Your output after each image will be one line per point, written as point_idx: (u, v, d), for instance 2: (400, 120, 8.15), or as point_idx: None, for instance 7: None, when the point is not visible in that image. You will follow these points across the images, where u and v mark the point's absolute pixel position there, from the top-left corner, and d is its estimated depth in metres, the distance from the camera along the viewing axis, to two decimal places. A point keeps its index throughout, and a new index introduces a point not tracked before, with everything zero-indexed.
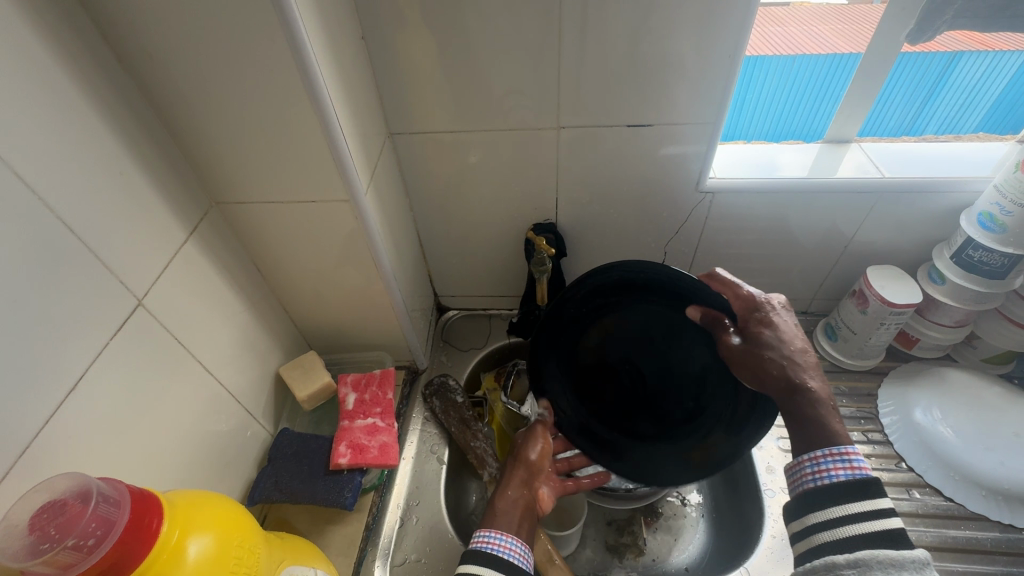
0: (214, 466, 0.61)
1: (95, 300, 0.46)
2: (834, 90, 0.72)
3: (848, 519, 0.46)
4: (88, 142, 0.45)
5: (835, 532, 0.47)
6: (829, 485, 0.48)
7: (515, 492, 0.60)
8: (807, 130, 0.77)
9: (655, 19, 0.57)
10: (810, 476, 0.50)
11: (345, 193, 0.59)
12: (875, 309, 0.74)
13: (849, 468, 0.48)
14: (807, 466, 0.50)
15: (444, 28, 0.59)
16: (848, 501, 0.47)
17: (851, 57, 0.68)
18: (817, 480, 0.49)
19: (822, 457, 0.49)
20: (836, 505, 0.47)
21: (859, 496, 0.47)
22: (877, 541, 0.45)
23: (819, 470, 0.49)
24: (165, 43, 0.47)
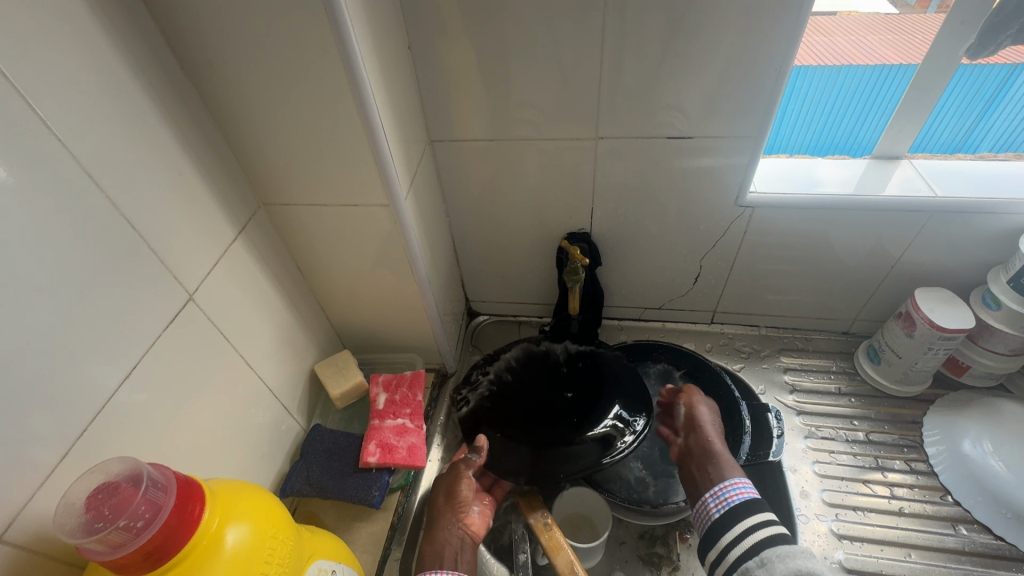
0: (250, 458, 0.63)
1: (150, 294, 0.49)
2: (889, 104, 0.69)
3: (748, 532, 0.58)
4: (151, 145, 0.48)
5: (744, 545, 0.57)
6: (730, 508, 0.60)
7: (448, 529, 0.63)
8: (853, 142, 0.75)
9: (699, 31, 0.57)
10: (713, 508, 0.62)
11: (385, 198, 0.60)
12: (923, 333, 0.71)
13: (741, 492, 0.61)
14: (710, 501, 0.62)
15: (487, 38, 0.61)
16: (743, 516, 0.59)
17: (902, 68, 0.65)
18: (720, 509, 0.61)
19: (720, 491, 0.62)
20: (736, 522, 0.59)
21: (748, 508, 0.60)
22: (773, 542, 0.56)
23: (719, 501, 0.62)
24: (225, 54, 0.49)
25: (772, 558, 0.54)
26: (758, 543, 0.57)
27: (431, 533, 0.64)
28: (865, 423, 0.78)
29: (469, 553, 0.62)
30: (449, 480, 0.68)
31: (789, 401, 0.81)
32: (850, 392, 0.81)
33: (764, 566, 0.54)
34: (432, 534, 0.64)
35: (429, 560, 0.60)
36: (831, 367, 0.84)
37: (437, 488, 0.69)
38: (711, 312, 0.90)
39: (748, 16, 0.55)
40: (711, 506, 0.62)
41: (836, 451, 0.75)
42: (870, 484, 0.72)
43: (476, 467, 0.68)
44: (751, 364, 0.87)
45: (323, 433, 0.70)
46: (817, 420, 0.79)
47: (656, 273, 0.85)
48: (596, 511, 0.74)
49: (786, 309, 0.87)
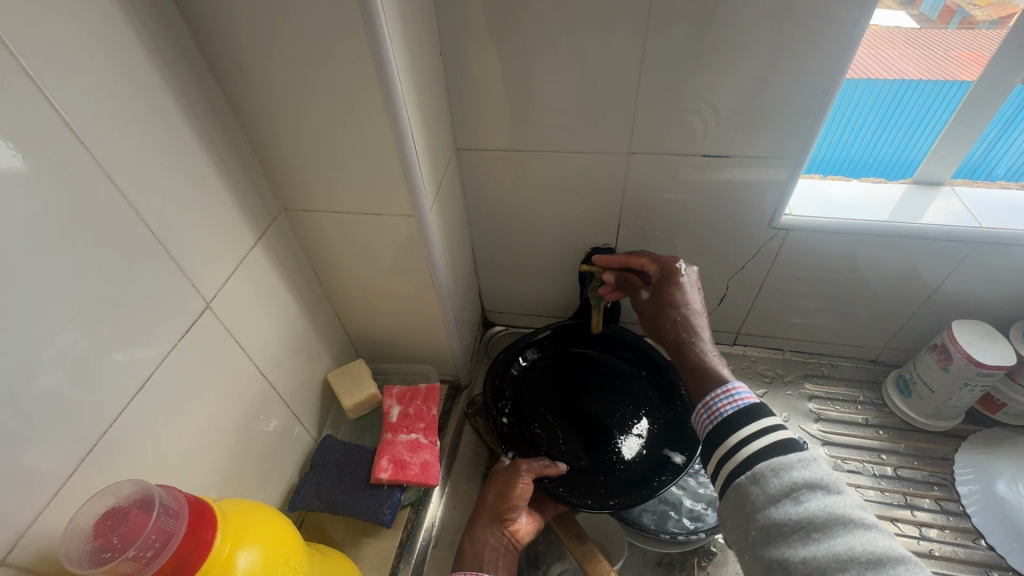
0: (259, 468, 0.62)
1: (166, 303, 0.47)
2: (924, 121, 0.66)
3: (743, 442, 0.48)
4: (175, 150, 0.47)
5: (738, 460, 0.47)
6: (723, 418, 0.50)
7: (485, 529, 0.64)
8: (869, 159, 0.72)
9: (742, 50, 0.55)
10: (705, 421, 0.52)
11: (410, 209, 0.59)
12: (959, 367, 0.68)
13: (734, 403, 0.51)
14: (702, 412, 0.53)
15: (522, 49, 0.59)
16: (737, 426, 0.49)
17: (927, 83, 0.62)
18: (713, 422, 0.51)
19: (710, 400, 0.52)
20: (730, 434, 0.49)
21: (741, 420, 0.49)
22: (769, 453, 0.46)
23: (711, 412, 0.52)
24: (255, 58, 0.48)
25: (780, 466, 0.45)
26: (755, 454, 0.47)
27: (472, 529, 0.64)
28: (894, 457, 0.75)
29: (508, 558, 0.63)
30: (507, 480, 0.67)
31: (814, 430, 0.79)
32: (878, 424, 0.78)
33: (758, 484, 0.45)
34: (471, 529, 0.64)
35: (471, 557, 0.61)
36: (858, 397, 0.81)
37: (490, 481, 0.69)
38: (734, 333, 0.87)
39: (794, 35, 0.53)
40: (702, 416, 0.53)
41: (863, 486, 0.72)
42: (898, 522, 0.69)
43: (534, 471, 0.67)
44: (774, 389, 0.84)
45: (335, 445, 0.68)
46: (842, 451, 0.76)
47: None
48: (609, 536, 0.74)
49: (811, 333, 0.84)
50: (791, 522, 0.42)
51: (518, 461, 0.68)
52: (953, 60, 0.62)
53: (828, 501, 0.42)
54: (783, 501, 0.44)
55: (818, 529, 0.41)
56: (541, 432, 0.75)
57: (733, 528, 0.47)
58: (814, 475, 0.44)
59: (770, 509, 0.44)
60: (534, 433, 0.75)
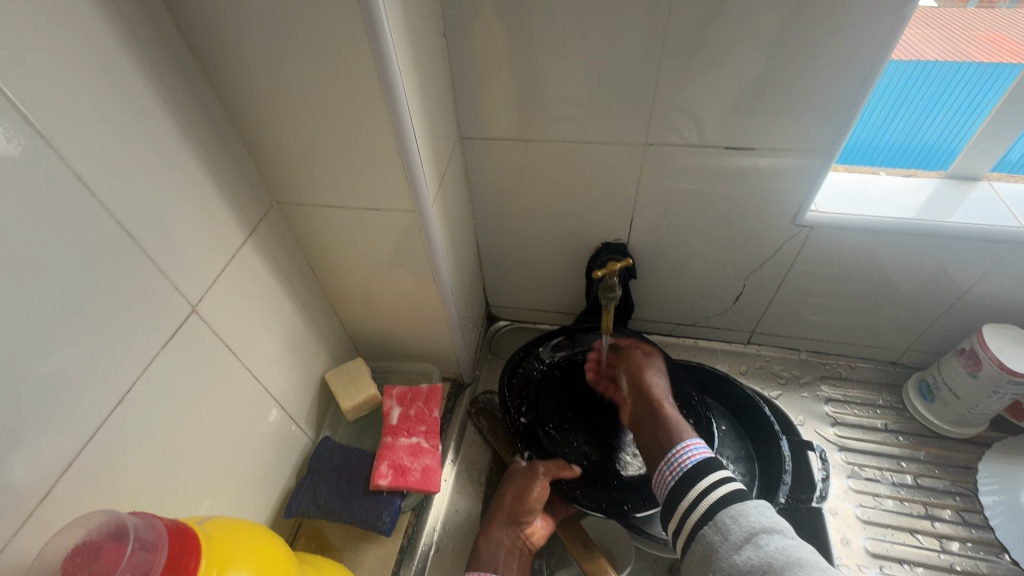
0: (254, 474, 0.59)
1: (149, 309, 0.44)
2: (935, 105, 0.61)
3: (705, 501, 0.56)
4: (156, 142, 0.43)
5: (699, 513, 0.56)
6: (682, 474, 0.59)
7: (501, 530, 0.64)
8: (880, 143, 0.66)
9: (774, 35, 0.50)
10: (668, 477, 0.60)
11: (411, 204, 0.55)
12: (989, 374, 0.65)
13: (693, 456, 0.59)
14: (664, 470, 0.60)
15: (532, 29, 0.54)
16: (697, 480, 0.58)
17: (943, 65, 0.57)
18: (675, 476, 0.59)
19: (664, 466, 0.60)
20: (693, 487, 0.57)
21: (701, 471, 0.58)
22: (727, 509, 0.55)
23: (670, 470, 0.60)
24: (240, 39, 0.44)
25: (736, 517, 0.54)
26: (715, 504, 0.55)
27: (486, 528, 0.65)
28: (914, 465, 0.72)
29: (521, 560, 0.63)
30: (524, 483, 0.66)
31: (830, 434, 0.76)
32: (898, 430, 0.75)
33: (720, 533, 0.54)
34: (487, 528, 0.65)
35: (486, 559, 0.62)
36: (877, 401, 0.78)
37: (507, 480, 0.68)
38: (748, 332, 0.84)
39: (832, 17, 0.48)
40: (664, 472, 0.60)
41: (881, 495, 0.69)
42: (918, 534, 0.66)
43: (551, 475, 0.66)
44: (789, 391, 0.81)
45: (332, 449, 0.65)
46: (860, 458, 0.73)
47: (694, 289, 0.79)
48: (613, 539, 0.71)
49: (830, 334, 0.80)
50: (753, 569, 0.50)
51: (538, 466, 0.67)
52: (971, 41, 0.57)
53: (783, 544, 0.50)
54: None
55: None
56: (557, 432, 0.72)
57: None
58: (768, 523, 0.52)
59: (733, 557, 0.52)
60: (550, 433, 0.72)
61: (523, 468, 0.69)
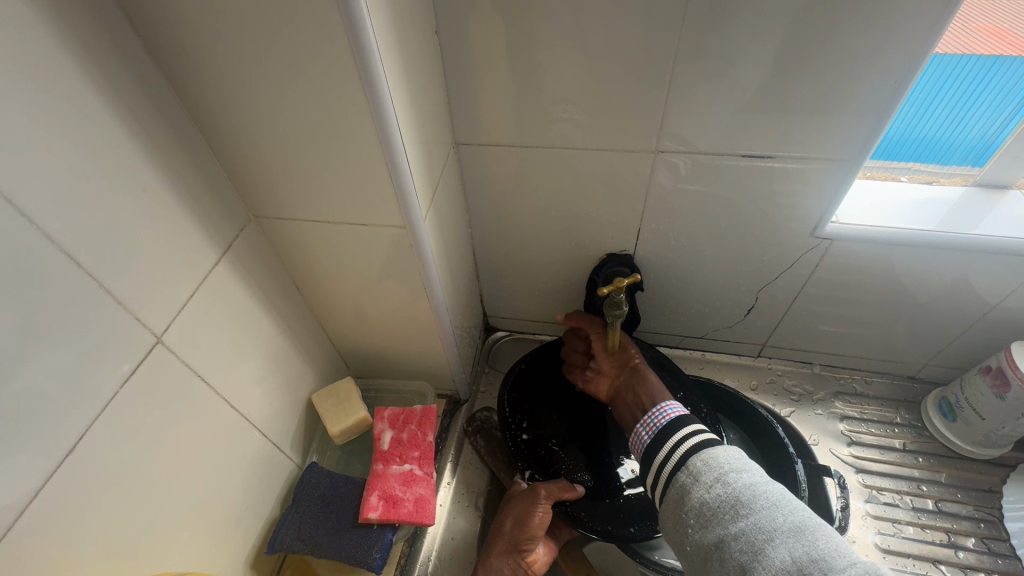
0: (234, 509, 0.55)
1: (107, 343, 0.40)
2: (932, 101, 0.56)
3: (677, 447, 0.52)
4: (111, 157, 0.38)
5: (673, 461, 0.51)
6: (657, 429, 0.55)
7: (501, 559, 0.60)
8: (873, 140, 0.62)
9: (799, 34, 0.46)
10: (644, 437, 0.56)
11: (401, 219, 0.51)
12: (1017, 397, 0.61)
13: (666, 415, 0.56)
14: (641, 434, 0.57)
15: (533, 28, 0.49)
16: (670, 431, 0.54)
17: (940, 58, 0.52)
18: (651, 435, 0.55)
19: (647, 419, 0.57)
20: (665, 438, 0.53)
21: (676, 425, 0.54)
22: (698, 453, 0.50)
23: (647, 427, 0.56)
24: (205, 41, 0.39)
25: (711, 456, 0.49)
26: (689, 452, 0.51)
27: (485, 556, 0.61)
28: (934, 488, 0.68)
29: None
30: (524, 507, 0.61)
31: (846, 455, 0.72)
32: (917, 450, 0.71)
33: (691, 475, 0.49)
34: (487, 556, 0.61)
35: None
36: (894, 419, 0.74)
37: (509, 502, 0.64)
38: (759, 345, 0.80)
39: (864, 15, 0.44)
40: (641, 435, 0.57)
41: (901, 521, 0.66)
42: (941, 564, 0.63)
43: (550, 493, 0.61)
44: (802, 408, 0.77)
45: (319, 477, 0.61)
46: (877, 481, 0.69)
47: (702, 302, 0.75)
48: (619, 565, 0.68)
49: (845, 348, 0.77)
50: (723, 504, 0.46)
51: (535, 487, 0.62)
52: (972, 33, 0.51)
53: (753, 481, 0.47)
54: (762, 569, 0.41)
55: (768, 532, 0.42)
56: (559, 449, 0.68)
57: (671, 529, 0.50)
58: (733, 458, 0.49)
59: (702, 494, 0.48)
60: (552, 449, 0.68)
61: (526, 490, 0.63)
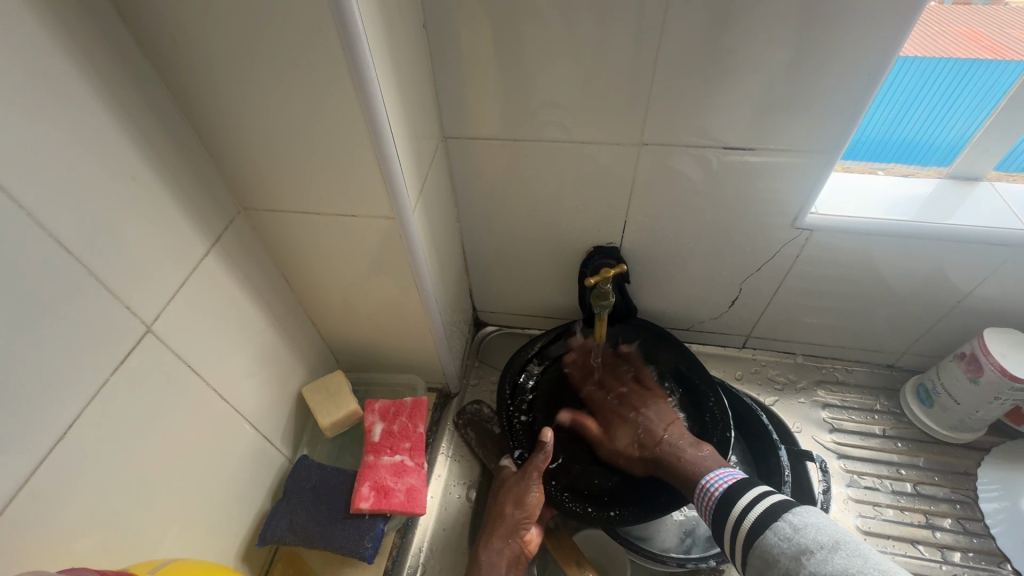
0: (224, 501, 0.55)
1: (96, 332, 0.40)
2: (913, 101, 0.59)
3: (746, 514, 0.53)
4: (99, 146, 0.38)
5: (745, 528, 0.53)
6: (719, 497, 0.56)
7: (502, 541, 0.60)
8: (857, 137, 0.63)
9: (778, 28, 0.47)
10: (706, 505, 0.57)
11: (390, 210, 0.51)
12: (990, 381, 0.63)
13: (724, 482, 0.57)
14: (701, 497, 0.58)
15: (519, 22, 0.50)
16: (735, 498, 0.55)
17: (918, 61, 0.55)
18: (711, 504, 0.57)
19: (704, 485, 0.58)
20: (732, 506, 0.55)
21: (738, 490, 0.56)
22: (768, 521, 0.52)
23: (707, 494, 0.57)
24: (193, 32, 0.39)
25: (782, 524, 0.50)
26: (759, 520, 0.52)
27: (484, 537, 0.61)
28: (913, 472, 0.70)
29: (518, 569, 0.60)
30: (518, 488, 0.63)
31: (828, 441, 0.74)
32: (896, 436, 0.73)
33: (767, 542, 0.51)
34: (487, 539, 0.61)
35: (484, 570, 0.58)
36: (874, 406, 0.76)
37: (505, 487, 0.64)
38: (744, 336, 0.82)
39: (838, 10, 0.45)
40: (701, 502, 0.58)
41: (881, 504, 0.68)
42: (919, 545, 0.64)
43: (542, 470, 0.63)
44: (785, 397, 0.79)
45: (310, 469, 0.61)
46: (858, 466, 0.71)
47: (688, 294, 0.76)
48: (608, 555, 0.69)
49: (827, 337, 0.78)
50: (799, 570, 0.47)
51: (529, 466, 0.63)
52: (948, 37, 0.54)
53: (822, 542, 0.47)
54: None
55: None
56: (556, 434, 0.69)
57: None
58: (804, 523, 0.49)
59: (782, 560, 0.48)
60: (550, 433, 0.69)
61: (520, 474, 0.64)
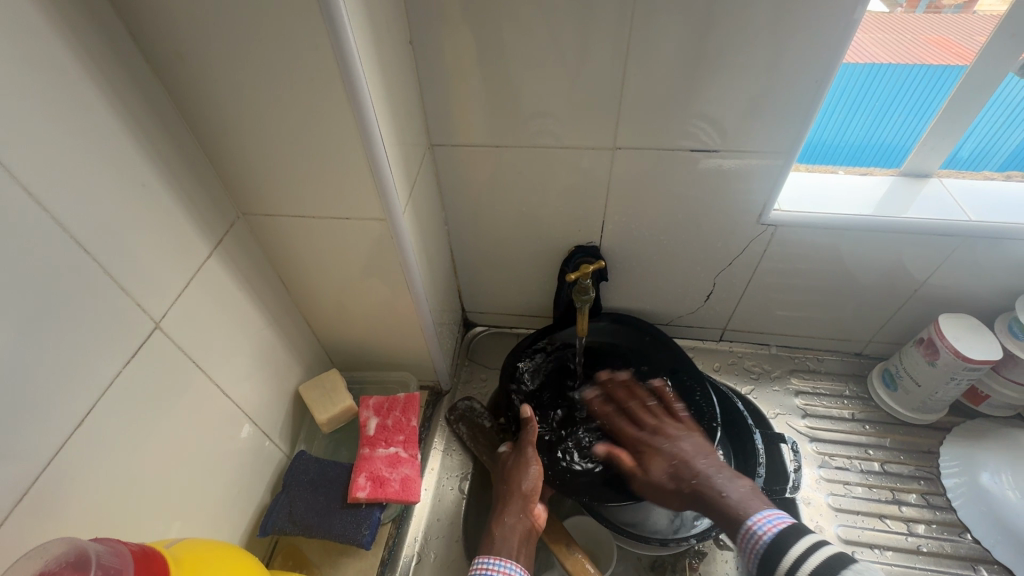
0: (226, 494, 0.57)
1: (109, 327, 0.42)
2: (890, 108, 0.64)
3: (799, 564, 0.51)
4: (111, 153, 0.41)
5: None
6: (767, 542, 0.53)
7: (514, 517, 0.63)
8: (840, 142, 0.69)
9: (734, 39, 0.52)
10: (753, 551, 0.54)
11: (381, 213, 0.55)
12: (946, 362, 0.68)
13: (771, 527, 0.54)
14: (749, 542, 0.55)
15: (498, 36, 0.54)
16: (787, 547, 0.52)
17: (894, 67, 0.59)
18: (757, 553, 0.54)
19: (750, 528, 0.55)
20: (783, 556, 0.52)
21: (789, 538, 0.53)
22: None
23: (754, 537, 0.55)
24: (198, 48, 0.43)
25: None
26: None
27: (497, 515, 0.64)
28: (881, 452, 0.74)
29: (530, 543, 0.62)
30: (517, 464, 0.67)
31: (801, 426, 0.78)
32: (865, 419, 0.78)
33: None
34: (500, 516, 0.64)
35: (498, 543, 0.60)
36: (844, 392, 0.81)
37: (509, 469, 0.68)
38: (720, 330, 0.86)
39: (787, 23, 0.50)
40: (747, 548, 0.55)
41: (851, 482, 0.72)
42: (886, 519, 0.69)
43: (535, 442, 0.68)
44: (761, 386, 0.83)
45: (308, 463, 0.64)
46: (830, 448, 0.75)
47: (666, 290, 0.80)
48: (597, 542, 0.72)
49: (798, 328, 0.83)
50: None
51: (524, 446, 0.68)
52: (920, 44, 0.59)
53: None
54: None
55: None
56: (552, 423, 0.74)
57: None
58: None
59: None
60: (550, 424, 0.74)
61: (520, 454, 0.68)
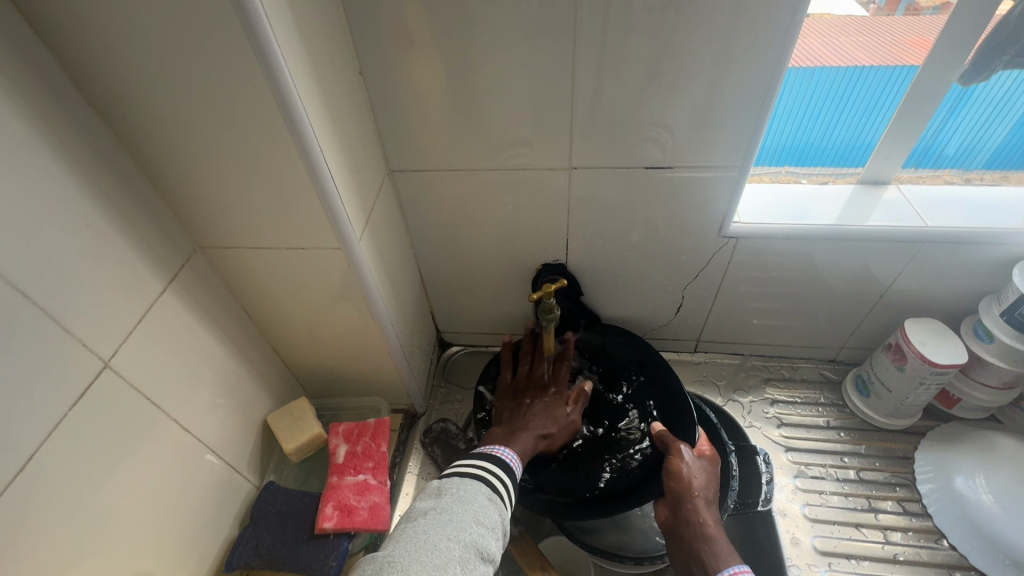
0: (190, 531, 0.57)
1: (55, 370, 0.42)
2: (877, 111, 0.63)
3: None
4: (53, 196, 0.41)
5: None
6: None
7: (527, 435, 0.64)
8: (827, 146, 0.68)
9: (676, 60, 0.53)
10: None
11: (337, 241, 0.55)
12: (914, 367, 0.68)
13: None
14: None
15: (447, 64, 0.55)
16: None
17: (877, 70, 0.59)
18: None
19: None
20: None
21: None
22: None
23: None
24: (141, 90, 0.43)
25: None
26: None
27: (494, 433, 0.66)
28: (856, 459, 0.74)
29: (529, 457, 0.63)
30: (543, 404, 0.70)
31: (776, 435, 0.78)
32: (839, 426, 0.78)
33: None
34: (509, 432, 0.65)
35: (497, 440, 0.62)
36: (819, 400, 0.81)
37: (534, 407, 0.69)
38: (694, 341, 0.86)
39: (725, 42, 0.51)
40: None
41: (827, 492, 0.72)
42: (863, 528, 0.68)
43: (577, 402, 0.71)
44: (735, 396, 0.83)
45: (276, 495, 0.64)
46: (806, 457, 0.75)
47: (636, 303, 0.81)
48: (574, 561, 0.72)
49: (769, 337, 0.83)
50: None
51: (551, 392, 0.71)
52: (900, 47, 0.59)
53: None
54: None
55: None
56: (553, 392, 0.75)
57: None
58: None
59: None
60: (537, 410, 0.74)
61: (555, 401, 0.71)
